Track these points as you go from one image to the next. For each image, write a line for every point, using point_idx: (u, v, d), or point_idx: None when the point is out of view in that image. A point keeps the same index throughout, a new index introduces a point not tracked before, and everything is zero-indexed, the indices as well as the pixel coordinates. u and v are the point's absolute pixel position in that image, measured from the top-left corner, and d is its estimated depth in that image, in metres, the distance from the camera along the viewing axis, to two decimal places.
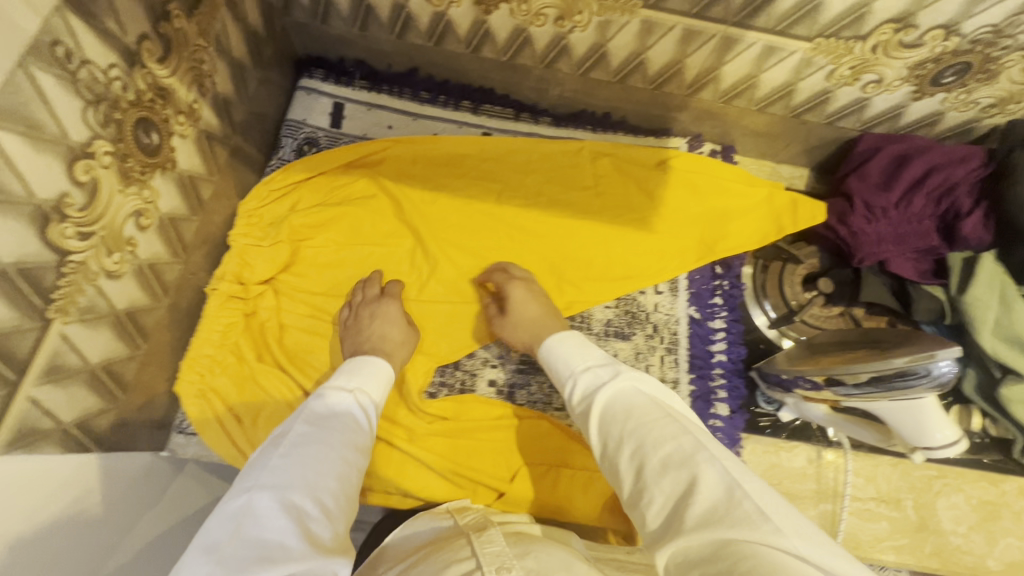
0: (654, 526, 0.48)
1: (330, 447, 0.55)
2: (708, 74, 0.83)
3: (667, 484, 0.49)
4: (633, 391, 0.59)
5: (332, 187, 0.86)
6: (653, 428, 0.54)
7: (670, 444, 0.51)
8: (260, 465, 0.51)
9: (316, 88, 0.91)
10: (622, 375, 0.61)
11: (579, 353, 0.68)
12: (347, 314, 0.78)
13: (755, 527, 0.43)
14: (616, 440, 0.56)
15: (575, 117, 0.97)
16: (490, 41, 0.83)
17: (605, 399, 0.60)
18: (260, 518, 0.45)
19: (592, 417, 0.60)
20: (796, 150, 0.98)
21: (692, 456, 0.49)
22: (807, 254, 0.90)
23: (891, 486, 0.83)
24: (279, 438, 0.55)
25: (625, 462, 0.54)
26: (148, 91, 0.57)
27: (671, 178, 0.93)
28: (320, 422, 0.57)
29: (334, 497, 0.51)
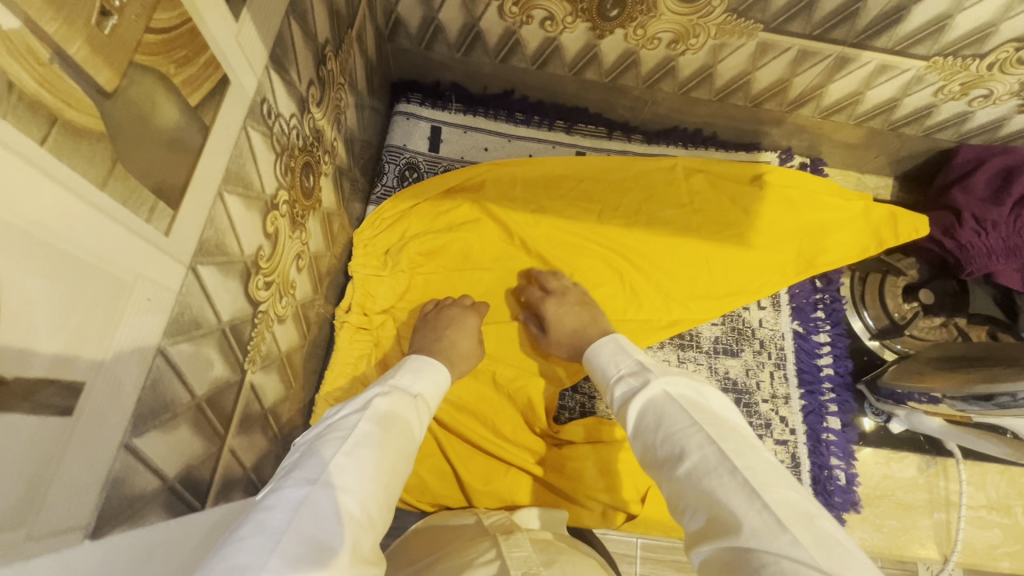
0: (688, 530, 0.43)
1: (390, 455, 0.50)
2: (812, 92, 0.84)
3: (692, 495, 0.43)
4: (651, 394, 0.52)
5: (437, 214, 0.85)
6: (676, 433, 0.47)
7: (696, 450, 0.45)
8: (323, 454, 0.46)
9: (414, 113, 0.92)
10: (653, 382, 0.54)
11: (614, 359, 0.63)
12: (430, 308, 0.80)
13: (777, 536, 0.37)
14: (648, 446, 0.50)
15: (666, 133, 0.98)
16: (596, 64, 0.84)
17: (636, 408, 0.52)
18: (315, 516, 0.41)
19: (624, 420, 0.54)
20: (884, 161, 0.98)
21: (713, 466, 0.43)
22: (907, 265, 0.91)
23: (1001, 493, 0.84)
24: (342, 428, 0.50)
25: (656, 468, 0.48)
26: (310, 135, 0.58)
27: (767, 193, 0.91)
28: (384, 422, 0.53)
29: (379, 511, 0.46)
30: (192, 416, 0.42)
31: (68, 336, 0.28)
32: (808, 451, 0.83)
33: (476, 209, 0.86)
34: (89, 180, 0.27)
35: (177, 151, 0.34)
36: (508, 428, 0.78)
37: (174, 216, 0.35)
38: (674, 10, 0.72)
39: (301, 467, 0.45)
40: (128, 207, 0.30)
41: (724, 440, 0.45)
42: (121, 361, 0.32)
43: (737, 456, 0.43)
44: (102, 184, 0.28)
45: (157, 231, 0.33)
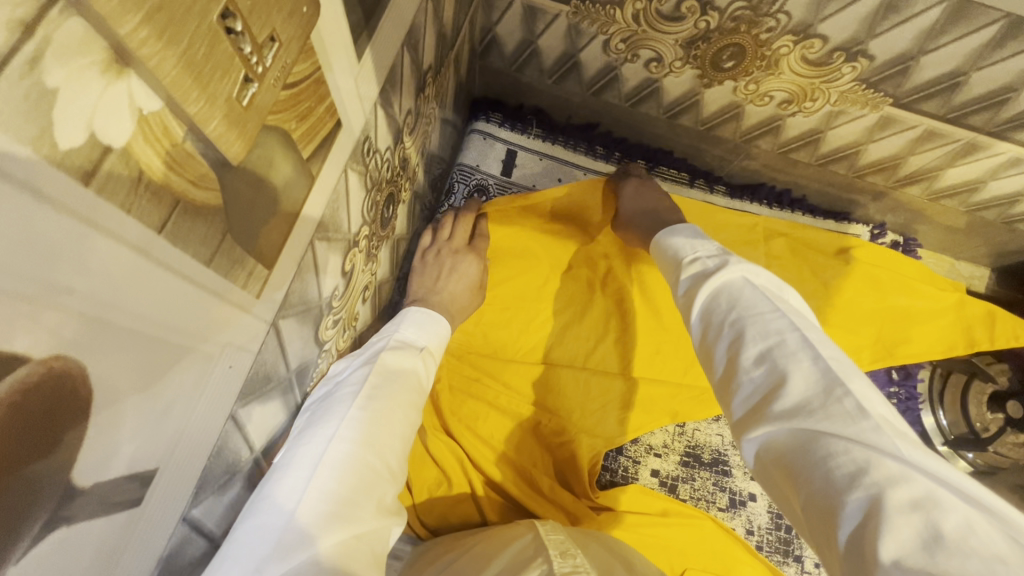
0: (737, 411, 0.38)
1: (404, 407, 0.44)
2: (927, 172, 0.77)
3: (755, 380, 0.38)
4: (728, 274, 0.45)
5: (498, 244, 0.82)
6: (750, 316, 0.41)
7: (776, 335, 0.39)
8: (337, 410, 0.41)
9: (491, 133, 0.88)
10: (732, 263, 0.47)
11: (692, 240, 0.54)
12: (429, 244, 0.76)
13: (852, 423, 0.32)
14: (714, 329, 0.43)
15: (752, 189, 0.92)
16: (694, 110, 0.78)
17: (710, 287, 0.46)
18: (333, 473, 0.36)
19: (689, 301, 0.47)
20: (986, 252, 0.91)
21: (791, 351, 0.37)
22: (998, 371, 0.84)
23: None
24: (353, 382, 0.44)
25: (716, 351, 0.42)
26: (398, 165, 0.54)
27: (854, 271, 0.84)
28: (394, 375, 0.45)
29: (401, 461, 0.41)
30: (248, 471, 0.39)
31: (151, 424, 0.25)
32: None
33: (547, 237, 0.83)
34: (198, 260, 0.24)
35: (282, 209, 0.31)
36: (546, 483, 0.73)
37: (267, 277, 0.32)
38: (796, 70, 0.66)
39: (308, 430, 0.39)
40: (228, 280, 0.27)
41: (809, 330, 0.39)
42: (195, 434, 0.29)
43: (824, 346, 0.37)
44: (208, 261, 0.25)
45: (249, 296, 0.30)
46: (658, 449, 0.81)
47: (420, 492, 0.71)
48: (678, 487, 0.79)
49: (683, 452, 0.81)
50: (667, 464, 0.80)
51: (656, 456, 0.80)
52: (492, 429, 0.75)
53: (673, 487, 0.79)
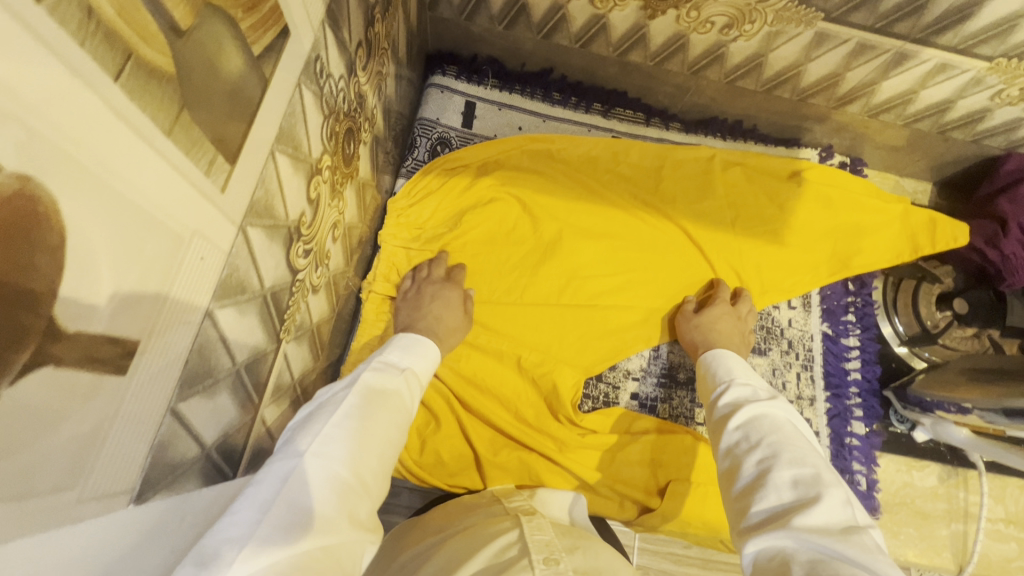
0: (756, 519, 0.43)
1: (383, 426, 0.46)
2: (864, 88, 0.81)
3: (782, 497, 0.43)
4: (775, 408, 0.53)
5: (465, 190, 0.83)
6: (785, 442, 0.48)
7: (809, 465, 0.45)
8: (314, 426, 0.43)
9: (449, 86, 0.89)
10: (779, 402, 0.55)
11: (743, 372, 0.63)
12: (409, 286, 0.76)
13: (869, 558, 0.37)
14: (751, 443, 0.50)
15: (705, 123, 0.95)
16: (642, 46, 0.81)
17: (758, 409, 0.53)
18: (306, 487, 0.38)
19: (733, 413, 0.55)
20: (925, 166, 0.96)
21: (827, 484, 0.43)
22: (943, 273, 0.89)
23: (1019, 507, 0.83)
24: (333, 399, 0.46)
25: (750, 458, 0.48)
26: (354, 100, 0.56)
27: (805, 191, 0.89)
28: (373, 395, 0.48)
29: (375, 478, 0.43)
30: (233, 383, 0.40)
31: (130, 290, 0.26)
32: (831, 454, 0.81)
33: (526, 179, 0.86)
34: (156, 125, 0.25)
35: (238, 103, 0.32)
36: (532, 414, 0.77)
37: (231, 173, 0.33)
38: None
39: (285, 445, 0.42)
40: (190, 158, 0.28)
41: (838, 478, 0.45)
42: (173, 320, 0.30)
43: (850, 493, 0.44)
44: (168, 132, 0.26)
45: (213, 187, 0.31)
46: (635, 372, 0.84)
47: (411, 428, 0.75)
48: (658, 407, 0.83)
49: (660, 373, 0.84)
50: (645, 385, 0.84)
51: (634, 379, 0.84)
52: (477, 366, 0.78)
53: (653, 408, 0.83)
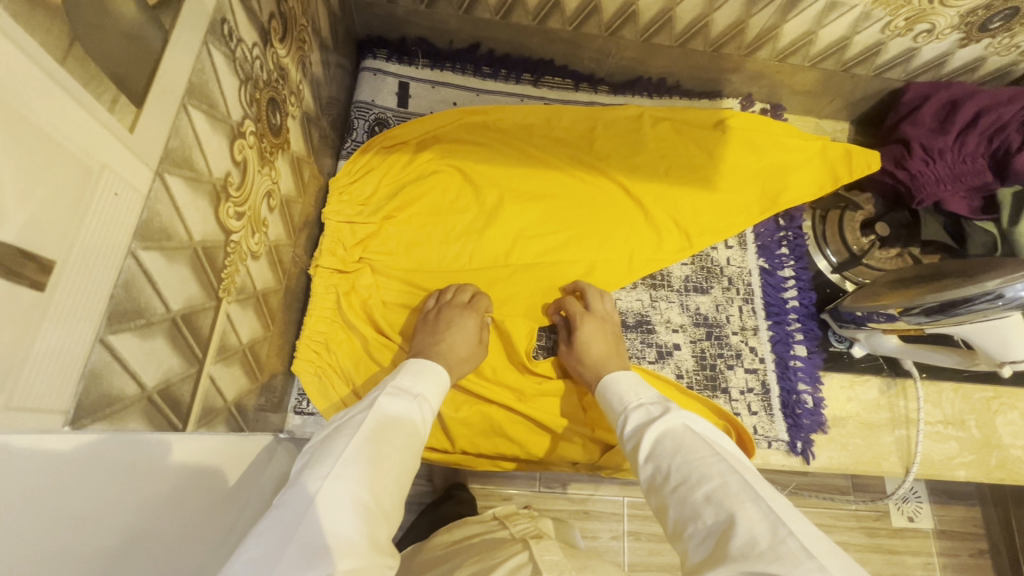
0: (695, 557, 0.46)
1: (396, 452, 0.54)
2: (768, 33, 0.87)
3: (704, 521, 0.47)
4: (670, 424, 0.58)
5: (407, 165, 0.88)
6: (688, 463, 0.52)
7: (714, 480, 0.49)
8: (334, 452, 0.51)
9: (380, 68, 0.92)
10: (672, 413, 0.59)
11: (633, 390, 0.67)
12: (431, 306, 0.78)
13: (798, 564, 0.41)
14: (664, 474, 0.54)
15: (632, 84, 1.00)
16: (558, 12, 0.85)
17: (657, 434, 0.57)
18: (328, 510, 0.46)
19: (639, 445, 0.58)
20: (839, 105, 1.03)
21: (735, 495, 0.47)
22: (864, 200, 0.95)
23: (955, 409, 0.90)
24: (350, 425, 0.55)
25: (669, 493, 0.52)
26: (274, 71, 0.58)
27: (729, 137, 0.96)
28: (387, 423, 0.56)
29: (392, 501, 0.51)
30: (168, 330, 0.42)
31: (38, 205, 0.28)
32: (777, 378, 0.85)
33: (466, 152, 0.90)
34: (47, 53, 0.28)
35: (136, 47, 0.34)
36: (488, 367, 0.79)
37: (138, 115, 0.35)
38: None
39: (311, 470, 0.50)
40: (88, 91, 0.31)
41: (744, 473, 0.50)
42: (91, 248, 0.32)
43: (758, 488, 0.48)
44: (61, 61, 0.29)
45: (121, 125, 0.34)
46: None
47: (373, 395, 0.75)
48: None
49: None
50: None
51: None
52: None
53: None
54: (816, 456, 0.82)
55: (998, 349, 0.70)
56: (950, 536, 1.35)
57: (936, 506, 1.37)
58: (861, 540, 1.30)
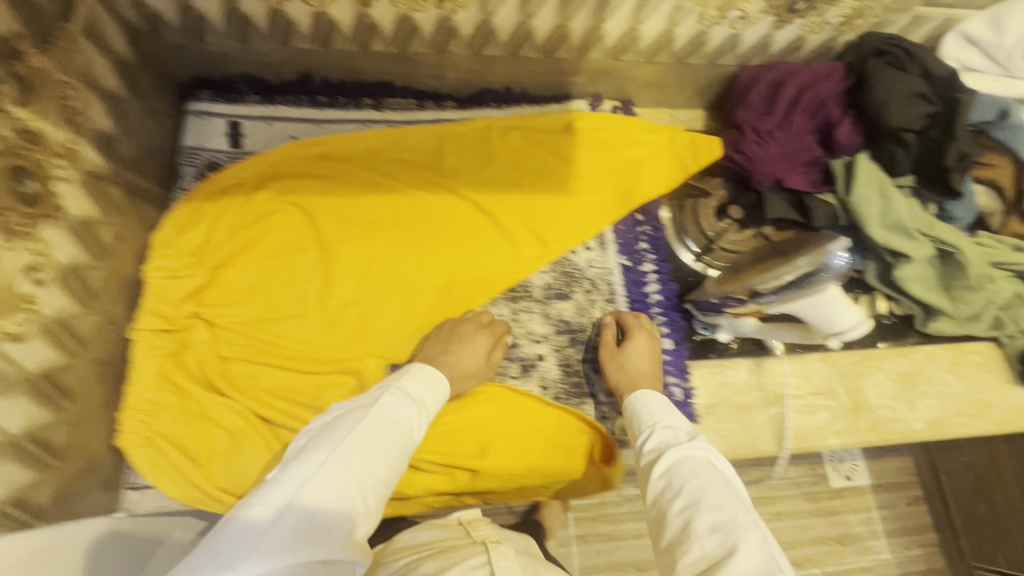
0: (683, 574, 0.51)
1: (387, 450, 0.56)
2: (593, 34, 0.87)
3: (705, 546, 0.51)
4: (694, 449, 0.60)
5: (242, 206, 0.84)
6: (703, 486, 0.55)
7: (726, 512, 0.53)
8: (331, 441, 0.54)
9: (206, 110, 0.88)
10: (698, 441, 0.61)
11: (663, 410, 0.68)
12: (449, 320, 0.82)
13: None
14: (673, 492, 0.57)
15: (478, 96, 0.99)
16: (377, 34, 0.83)
17: (677, 455, 0.59)
18: (317, 496, 0.49)
19: (657, 460, 0.60)
20: (688, 95, 1.04)
21: (741, 529, 0.51)
22: (716, 186, 0.96)
23: (824, 378, 0.92)
24: (350, 418, 0.57)
25: (672, 512, 0.55)
26: (14, 137, 0.54)
27: (578, 139, 0.96)
28: (383, 421, 0.58)
29: (376, 499, 0.54)
30: None
31: None
32: None
33: (307, 185, 0.88)
34: None
35: None
36: None
37: None
38: None
39: (308, 453, 0.53)
40: None
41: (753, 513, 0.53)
42: None
43: (762, 530, 0.51)
44: None
45: None
46: None
47: (208, 455, 0.71)
48: None
49: None
50: None
51: None
52: (272, 380, 0.76)
53: None
54: None
55: (827, 328, 0.72)
56: (886, 488, 1.37)
57: (870, 462, 1.38)
58: (803, 506, 1.31)
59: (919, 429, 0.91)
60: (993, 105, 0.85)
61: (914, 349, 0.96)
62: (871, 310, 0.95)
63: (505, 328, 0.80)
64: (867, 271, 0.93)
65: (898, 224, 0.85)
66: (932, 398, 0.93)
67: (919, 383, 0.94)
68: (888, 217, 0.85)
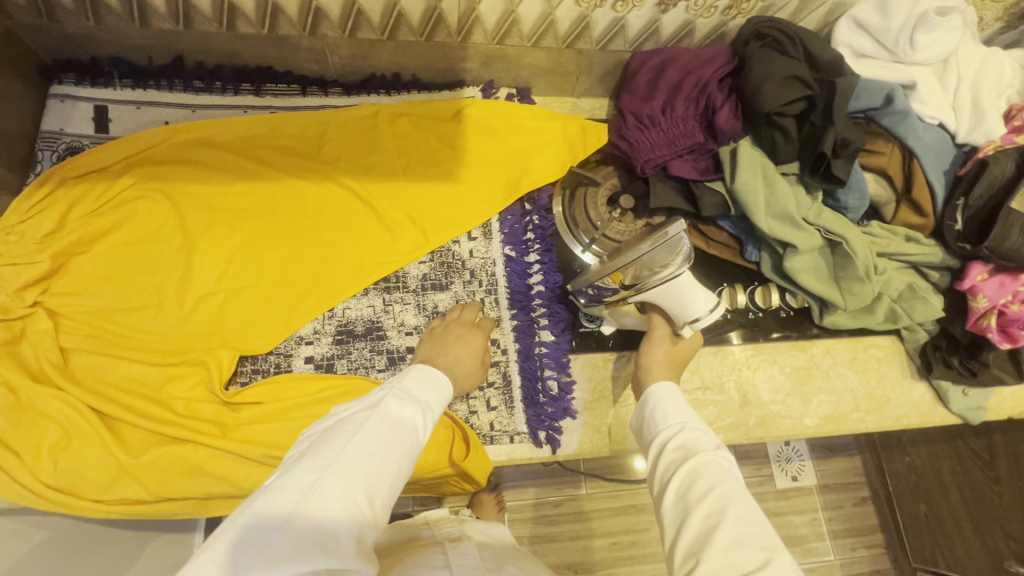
0: None
1: (395, 455, 0.51)
2: (469, 16, 0.85)
3: (728, 558, 0.48)
4: (719, 459, 0.57)
5: (99, 192, 0.80)
6: (730, 496, 0.53)
7: (751, 526, 0.50)
8: (335, 446, 0.48)
9: (69, 94, 0.85)
10: (720, 449, 0.58)
11: (685, 409, 0.64)
12: (438, 324, 0.79)
13: None
14: (699, 497, 0.53)
15: (366, 82, 0.96)
16: (240, 15, 0.81)
17: (704, 462, 0.56)
18: (322, 508, 0.43)
19: (683, 463, 0.57)
20: (588, 82, 1.01)
21: (769, 547, 0.49)
22: (606, 175, 0.94)
23: (714, 373, 0.89)
24: (353, 421, 0.51)
25: (698, 518, 0.52)
26: None
27: (467, 126, 0.93)
28: (389, 423, 0.52)
29: (383, 508, 0.48)
30: None
31: None
32: (519, 368, 0.82)
33: (177, 171, 0.84)
34: None
35: None
36: (181, 403, 0.73)
37: None
38: None
39: (308, 459, 0.47)
40: None
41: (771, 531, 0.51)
42: None
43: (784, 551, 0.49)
44: None
45: None
46: (309, 336, 0.81)
47: (37, 451, 0.68)
48: (335, 365, 0.80)
49: (334, 332, 0.81)
50: (320, 347, 0.80)
51: (307, 343, 0.80)
52: (116, 372, 0.73)
53: (330, 366, 0.79)
54: (563, 444, 0.80)
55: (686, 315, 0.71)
56: (833, 489, 1.31)
57: (818, 461, 1.32)
58: None
59: (810, 425, 0.88)
60: (879, 90, 0.82)
61: (813, 343, 0.93)
62: (767, 302, 0.92)
63: (491, 321, 0.80)
64: (763, 263, 0.90)
65: (783, 213, 0.83)
66: (827, 393, 0.90)
67: (815, 378, 0.91)
68: (773, 206, 0.83)
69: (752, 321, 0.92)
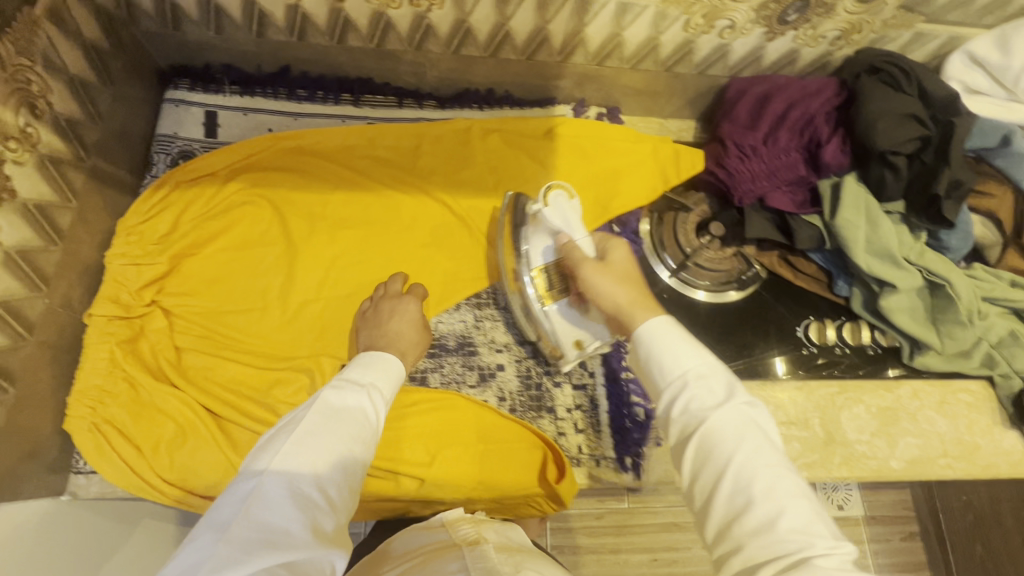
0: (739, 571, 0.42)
1: (343, 442, 0.50)
2: (574, 38, 0.85)
3: (761, 547, 0.41)
4: (739, 417, 0.46)
5: (208, 197, 0.83)
6: (751, 471, 0.44)
7: (779, 500, 0.43)
8: (272, 448, 0.48)
9: (184, 99, 0.89)
10: (737, 398, 0.47)
11: (686, 347, 0.51)
12: (367, 306, 0.80)
13: None
14: (720, 472, 0.45)
15: (460, 97, 0.97)
16: (352, 30, 0.83)
17: (720, 429, 0.46)
18: (266, 507, 0.43)
19: (695, 428, 0.47)
20: (679, 104, 1.00)
21: (805, 530, 0.41)
22: (696, 201, 0.94)
23: (799, 408, 0.87)
24: (291, 421, 0.51)
25: (721, 501, 0.44)
26: None
27: (558, 145, 0.94)
28: (332, 413, 0.52)
29: (341, 493, 0.48)
30: None
31: None
32: (606, 392, 0.83)
33: (279, 179, 0.87)
34: None
35: None
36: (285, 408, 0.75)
37: None
38: None
39: (247, 467, 0.47)
40: None
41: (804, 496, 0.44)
42: None
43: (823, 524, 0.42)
44: None
45: None
46: None
47: (155, 446, 0.72)
48: (427, 378, 0.81)
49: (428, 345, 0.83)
50: None
51: None
52: (226, 374, 0.76)
53: (423, 380, 0.81)
54: (646, 471, 0.79)
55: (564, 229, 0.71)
56: None
57: None
58: None
59: (897, 469, 0.85)
60: (994, 131, 0.80)
61: (899, 384, 0.89)
62: (856, 339, 0.91)
63: (422, 286, 0.81)
64: (854, 299, 0.89)
65: (884, 251, 0.81)
66: (914, 436, 0.87)
67: (901, 420, 0.88)
68: (873, 243, 0.81)
69: (839, 358, 0.91)
